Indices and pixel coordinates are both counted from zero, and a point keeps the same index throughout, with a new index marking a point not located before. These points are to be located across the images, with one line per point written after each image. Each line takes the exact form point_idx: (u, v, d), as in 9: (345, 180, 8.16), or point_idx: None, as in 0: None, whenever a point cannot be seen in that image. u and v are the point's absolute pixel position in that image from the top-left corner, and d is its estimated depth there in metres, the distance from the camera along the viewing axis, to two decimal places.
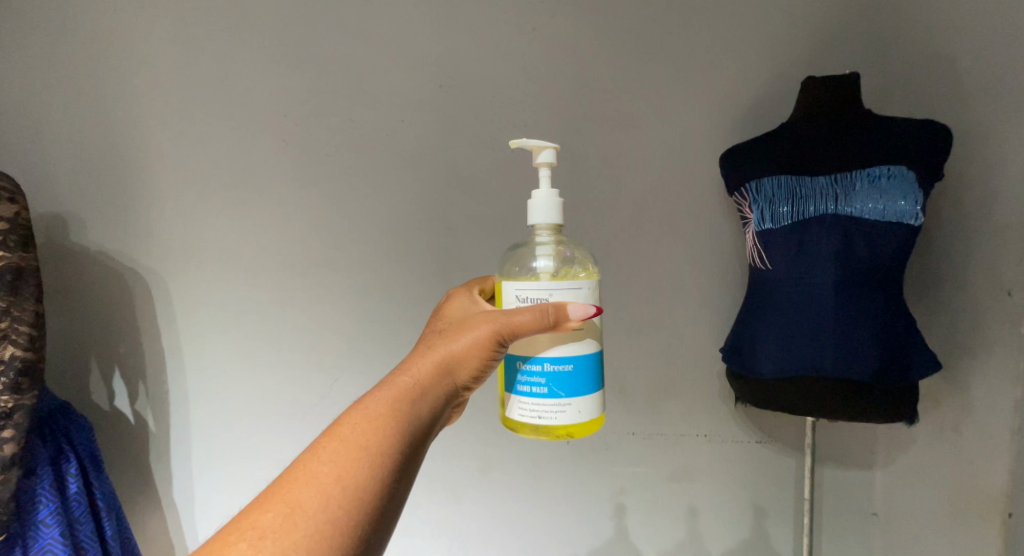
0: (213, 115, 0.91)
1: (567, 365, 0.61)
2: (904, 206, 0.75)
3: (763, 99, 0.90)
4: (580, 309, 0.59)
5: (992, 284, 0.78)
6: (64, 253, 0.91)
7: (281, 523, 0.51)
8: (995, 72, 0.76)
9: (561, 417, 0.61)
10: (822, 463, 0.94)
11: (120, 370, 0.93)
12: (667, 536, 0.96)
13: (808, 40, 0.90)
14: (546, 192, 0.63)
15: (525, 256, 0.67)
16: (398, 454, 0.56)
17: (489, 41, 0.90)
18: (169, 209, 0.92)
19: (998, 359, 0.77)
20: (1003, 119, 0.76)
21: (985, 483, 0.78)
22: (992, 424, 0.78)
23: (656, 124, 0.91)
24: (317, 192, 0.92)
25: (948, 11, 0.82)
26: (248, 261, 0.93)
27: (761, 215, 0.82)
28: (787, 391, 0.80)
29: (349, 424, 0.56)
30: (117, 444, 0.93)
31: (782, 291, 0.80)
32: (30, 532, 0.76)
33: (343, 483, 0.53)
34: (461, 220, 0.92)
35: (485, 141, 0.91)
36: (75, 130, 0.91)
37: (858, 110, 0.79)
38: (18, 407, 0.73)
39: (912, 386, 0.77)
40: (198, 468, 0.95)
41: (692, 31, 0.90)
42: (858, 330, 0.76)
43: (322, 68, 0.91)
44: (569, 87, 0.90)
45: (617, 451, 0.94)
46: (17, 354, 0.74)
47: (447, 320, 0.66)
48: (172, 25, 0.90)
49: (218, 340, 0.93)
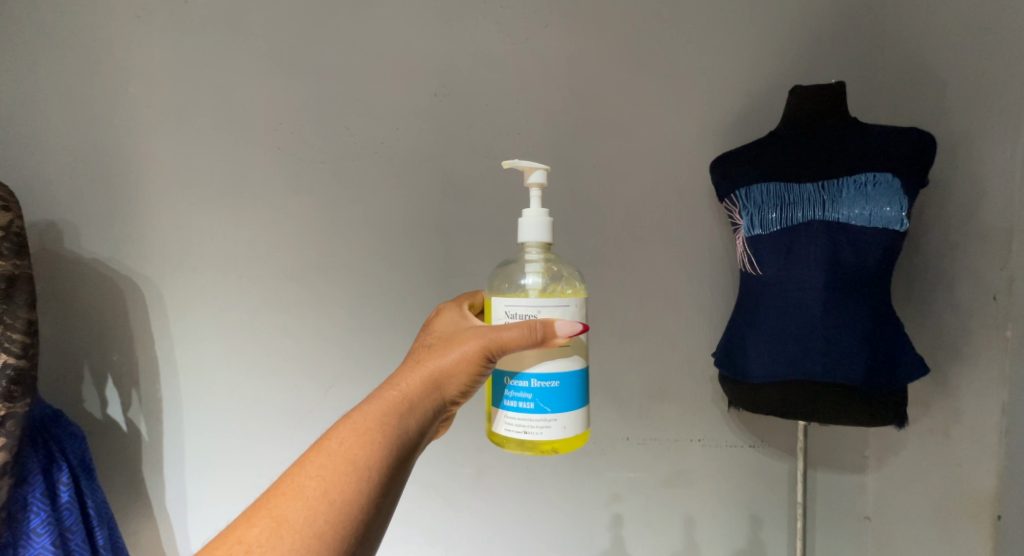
0: (208, 122, 0.92)
1: (554, 381, 0.62)
2: (889, 212, 0.76)
3: (755, 107, 0.91)
4: (567, 326, 0.60)
5: (978, 287, 0.78)
6: (57, 260, 0.91)
7: (268, 538, 0.51)
8: (981, 78, 0.78)
9: (546, 433, 0.62)
10: (816, 467, 0.95)
11: (114, 378, 0.92)
12: (662, 541, 0.96)
13: (797, 48, 0.91)
14: (537, 212, 0.64)
15: (514, 272, 0.67)
16: (384, 469, 0.56)
17: (483, 51, 0.91)
18: (164, 216, 0.92)
19: (985, 360, 0.78)
20: (989, 125, 0.77)
21: (974, 486, 0.79)
22: (979, 427, 0.78)
23: (648, 131, 0.92)
24: (310, 199, 0.92)
25: (935, 19, 0.84)
26: (243, 267, 0.93)
27: (750, 220, 0.83)
28: (778, 396, 0.81)
29: (337, 437, 0.56)
30: (107, 452, 0.93)
31: (771, 297, 0.81)
32: (22, 540, 0.76)
33: (330, 498, 0.53)
34: (455, 225, 0.93)
35: (479, 147, 0.92)
36: (68, 137, 0.91)
37: (843, 118, 0.81)
38: (10, 415, 0.73)
39: (899, 395, 0.78)
40: (190, 478, 0.94)
41: (683, 39, 0.91)
42: (845, 341, 0.76)
43: (317, 77, 0.92)
44: (564, 95, 0.91)
45: (613, 456, 0.94)
46: (10, 362, 0.73)
47: (435, 334, 0.66)
48: (168, 34, 0.91)
49: (211, 346, 0.93)
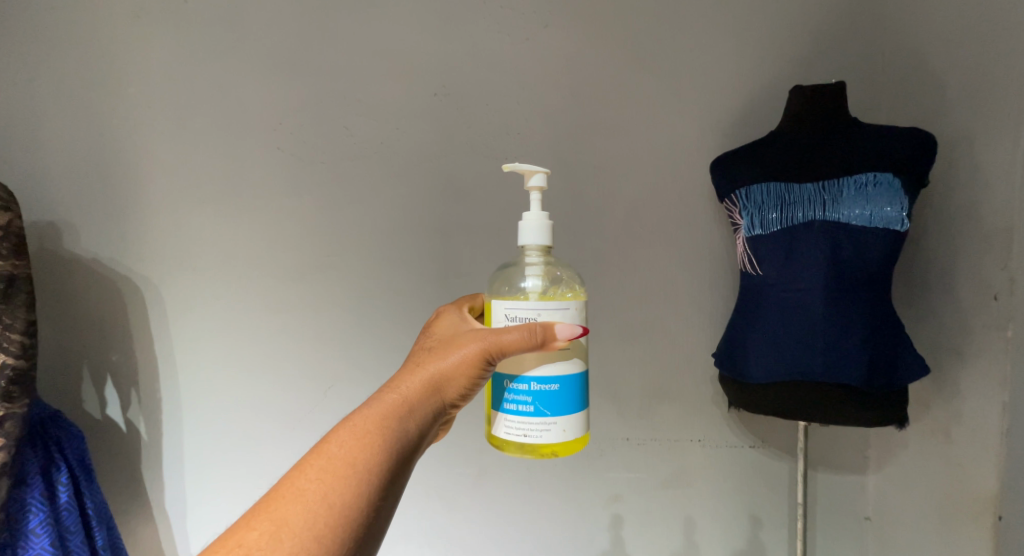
0: (207, 122, 0.91)
1: (553, 384, 0.62)
2: (890, 212, 0.76)
3: (756, 107, 0.91)
4: (567, 329, 0.60)
5: (978, 287, 0.78)
6: (57, 261, 0.91)
7: (268, 541, 0.51)
8: (982, 78, 0.77)
9: (545, 436, 0.62)
10: (817, 467, 0.94)
11: (114, 378, 0.92)
12: (663, 542, 0.95)
13: (797, 47, 0.91)
14: (536, 215, 0.64)
15: (514, 275, 0.67)
16: (384, 472, 0.56)
17: (483, 51, 0.91)
18: (163, 217, 0.92)
19: (986, 361, 0.77)
20: (990, 125, 0.77)
21: (975, 487, 0.79)
22: (980, 427, 0.78)
23: (649, 131, 0.91)
24: (310, 199, 0.92)
25: (936, 19, 0.83)
26: (243, 267, 0.93)
27: (751, 220, 0.83)
28: (778, 397, 0.81)
29: (337, 441, 0.56)
30: (107, 452, 0.93)
31: (772, 298, 0.81)
32: (20, 541, 0.76)
33: (330, 501, 0.53)
34: (455, 226, 0.93)
35: (479, 148, 0.92)
36: (68, 138, 0.91)
37: (844, 119, 0.81)
38: (9, 415, 0.73)
39: (899, 397, 0.78)
40: (190, 479, 0.94)
41: (683, 39, 0.91)
42: (845, 342, 0.76)
43: (317, 77, 0.92)
44: (564, 95, 0.91)
45: (613, 456, 0.94)
46: (8, 363, 0.73)
47: (436, 337, 0.66)
48: (168, 35, 0.91)
49: (211, 347, 0.93)
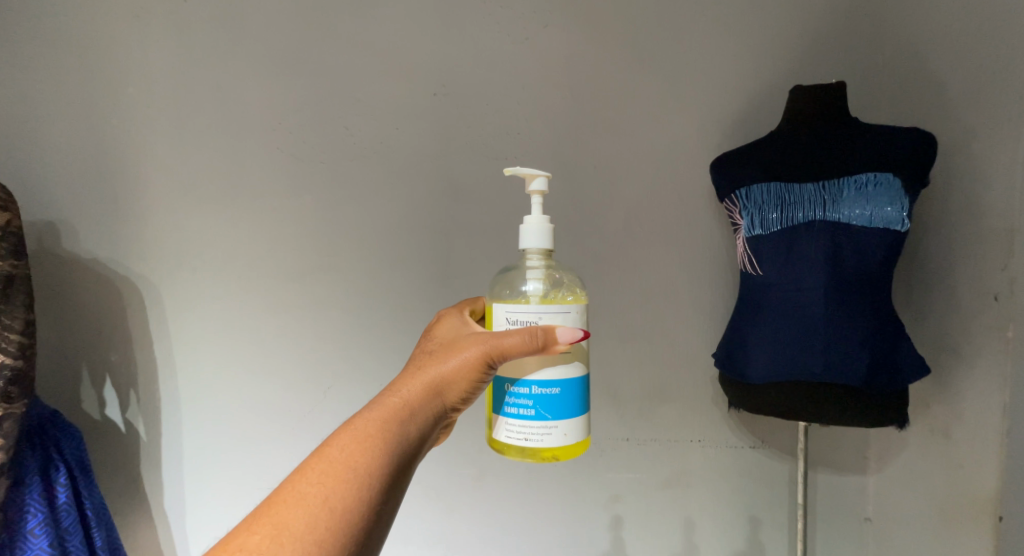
0: (207, 122, 0.91)
1: (554, 388, 0.62)
2: (890, 212, 0.76)
3: (756, 107, 0.91)
4: (568, 333, 0.60)
5: (978, 288, 0.78)
6: (56, 261, 0.91)
7: (269, 545, 0.51)
8: (982, 78, 0.77)
9: (546, 439, 0.61)
10: (817, 468, 0.94)
11: (113, 379, 0.92)
12: (662, 542, 0.95)
13: (797, 48, 0.91)
14: (537, 218, 0.64)
15: (515, 279, 0.67)
16: (384, 476, 0.56)
17: (483, 51, 0.91)
18: (163, 217, 0.92)
19: (986, 361, 0.77)
20: (990, 126, 0.77)
21: (975, 488, 0.79)
22: (980, 428, 0.78)
23: (649, 131, 0.91)
24: (310, 199, 0.92)
25: (936, 19, 0.83)
26: (243, 267, 0.92)
27: (751, 220, 0.82)
28: (778, 398, 0.81)
29: (338, 444, 0.56)
30: (106, 453, 0.92)
31: (772, 298, 0.81)
32: (19, 542, 0.76)
33: (331, 505, 0.53)
34: (455, 226, 0.92)
35: (478, 148, 0.92)
36: (67, 138, 0.91)
37: (844, 119, 0.81)
38: (7, 416, 0.73)
39: (900, 399, 0.78)
40: (189, 480, 0.94)
41: (684, 39, 0.91)
42: (846, 345, 0.76)
43: (317, 77, 0.91)
44: (563, 95, 0.91)
45: (613, 457, 0.94)
46: (7, 363, 0.73)
47: (436, 341, 0.66)
48: (168, 34, 0.91)
49: (211, 347, 0.93)
